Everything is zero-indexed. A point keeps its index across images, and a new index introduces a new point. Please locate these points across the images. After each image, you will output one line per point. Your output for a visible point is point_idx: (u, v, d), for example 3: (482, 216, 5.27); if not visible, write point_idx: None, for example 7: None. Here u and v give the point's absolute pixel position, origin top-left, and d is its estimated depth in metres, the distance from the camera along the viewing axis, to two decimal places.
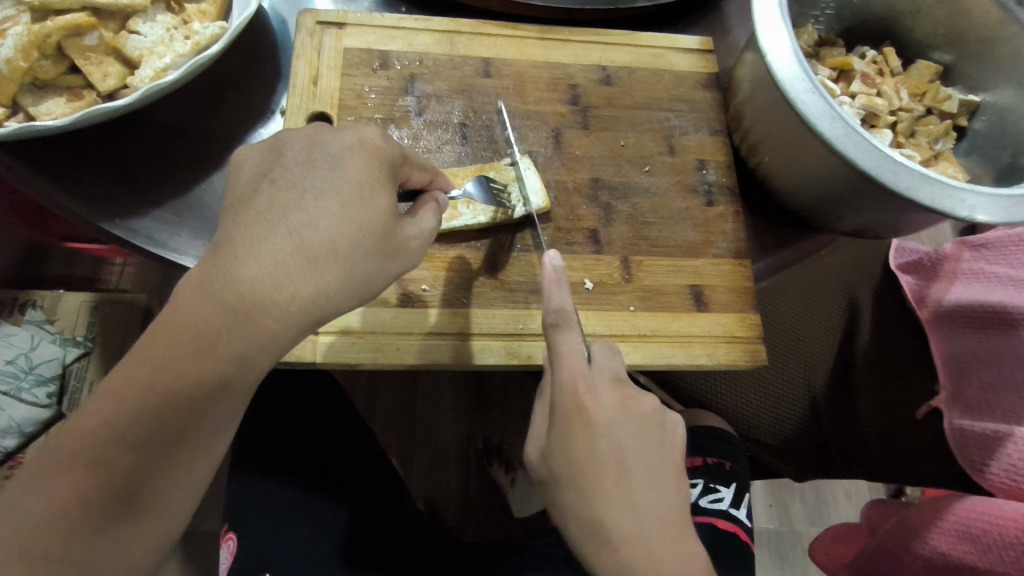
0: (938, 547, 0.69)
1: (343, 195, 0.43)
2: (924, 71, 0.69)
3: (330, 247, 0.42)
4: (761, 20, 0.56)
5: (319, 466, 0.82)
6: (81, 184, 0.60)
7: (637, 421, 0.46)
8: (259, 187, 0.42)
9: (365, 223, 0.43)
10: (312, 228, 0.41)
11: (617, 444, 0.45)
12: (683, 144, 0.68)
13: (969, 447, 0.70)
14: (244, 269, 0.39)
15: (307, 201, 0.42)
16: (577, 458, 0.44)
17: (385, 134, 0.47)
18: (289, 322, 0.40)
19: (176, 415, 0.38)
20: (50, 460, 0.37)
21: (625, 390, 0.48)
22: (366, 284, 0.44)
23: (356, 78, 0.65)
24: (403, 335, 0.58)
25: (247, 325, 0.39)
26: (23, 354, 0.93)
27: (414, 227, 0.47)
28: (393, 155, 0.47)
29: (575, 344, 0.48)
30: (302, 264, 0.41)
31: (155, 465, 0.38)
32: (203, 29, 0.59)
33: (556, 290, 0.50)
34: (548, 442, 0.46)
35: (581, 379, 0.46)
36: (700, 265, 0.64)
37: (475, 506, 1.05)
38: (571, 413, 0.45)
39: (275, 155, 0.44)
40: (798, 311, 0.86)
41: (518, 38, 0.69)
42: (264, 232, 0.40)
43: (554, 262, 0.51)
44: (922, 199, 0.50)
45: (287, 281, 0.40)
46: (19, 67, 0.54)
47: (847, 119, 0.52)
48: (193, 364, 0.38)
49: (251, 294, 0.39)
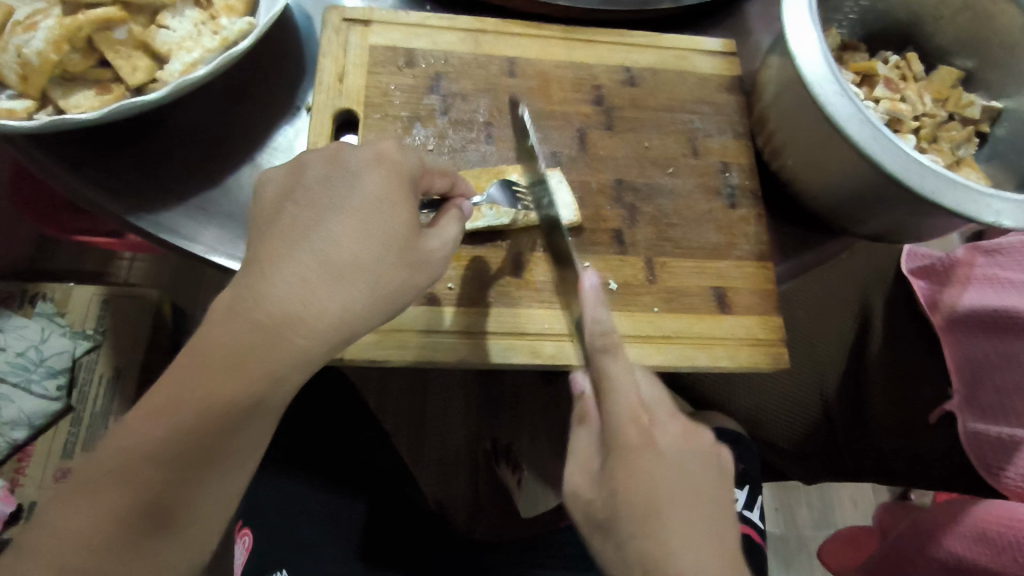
0: (954, 550, 0.70)
1: (363, 209, 0.42)
2: (946, 76, 0.69)
3: (355, 262, 0.41)
4: (791, 22, 0.56)
5: (341, 455, 0.84)
6: (110, 179, 0.61)
7: (696, 458, 0.46)
8: (281, 208, 0.42)
9: (386, 237, 0.42)
10: (336, 244, 0.41)
11: (678, 476, 0.44)
12: (706, 146, 0.69)
13: (984, 451, 0.72)
14: (271, 287, 0.39)
15: (326, 219, 0.41)
16: (632, 484, 0.43)
17: (401, 147, 0.46)
18: (320, 339, 0.40)
19: (214, 431, 0.38)
20: (88, 475, 0.37)
21: (684, 422, 0.48)
22: (394, 297, 0.43)
23: (381, 76, 0.65)
24: (429, 333, 0.58)
25: (279, 340, 0.39)
26: (34, 346, 0.94)
27: (438, 240, 0.46)
28: (411, 169, 0.46)
29: (626, 371, 0.45)
30: (329, 279, 0.40)
31: (191, 480, 0.38)
32: (230, 24, 0.59)
33: (598, 313, 0.47)
34: (603, 470, 0.45)
35: (640, 408, 0.45)
36: (722, 267, 0.64)
37: (484, 506, 1.06)
38: (632, 443, 0.44)
39: (296, 176, 0.44)
40: (812, 315, 0.84)
41: (543, 38, 0.69)
42: (289, 253, 0.40)
43: (592, 281, 0.49)
44: (949, 203, 0.50)
45: (315, 299, 0.40)
46: (49, 59, 0.54)
47: (874, 122, 0.52)
48: (229, 382, 0.38)
49: (280, 313, 0.39)
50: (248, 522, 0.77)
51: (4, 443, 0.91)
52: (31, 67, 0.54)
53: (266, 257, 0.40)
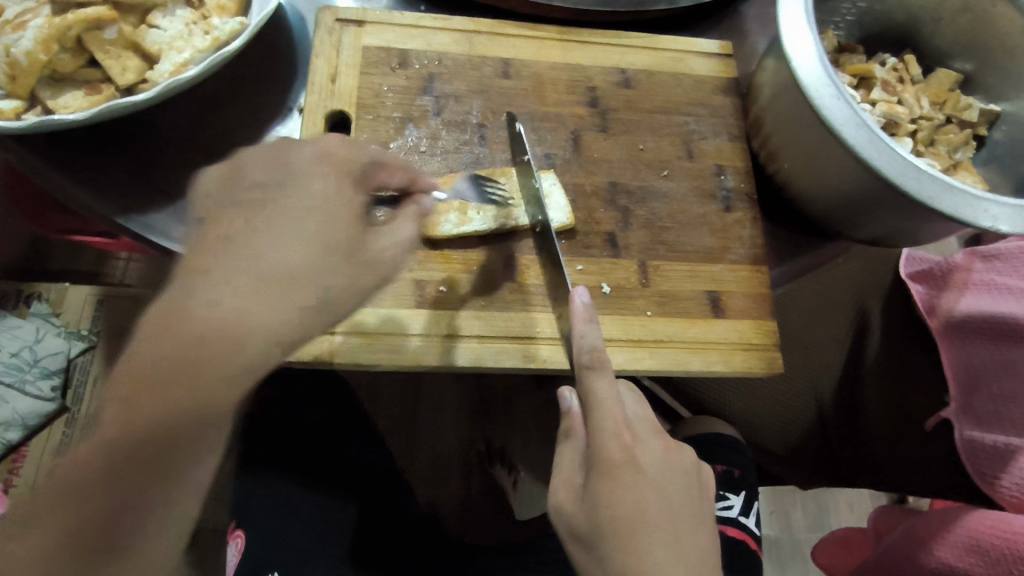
0: (944, 559, 0.69)
1: (306, 208, 0.41)
2: (944, 79, 0.68)
3: (300, 263, 0.39)
4: (786, 24, 0.55)
5: (334, 458, 0.83)
6: (99, 180, 0.60)
7: (677, 474, 0.47)
8: (218, 211, 0.40)
9: (334, 235, 0.40)
10: (278, 245, 0.38)
11: (661, 494, 0.45)
12: (701, 148, 0.68)
13: (980, 459, 0.72)
14: (209, 294, 0.36)
15: (269, 220, 0.40)
16: (616, 503, 0.43)
17: (349, 145, 0.46)
18: (261, 351, 0.37)
19: (164, 443, 0.36)
20: (53, 483, 0.37)
21: (665, 439, 0.48)
22: (346, 299, 0.40)
23: (375, 77, 0.64)
24: (419, 336, 0.58)
25: (229, 349, 0.36)
26: (28, 346, 0.94)
27: (390, 238, 0.44)
28: (361, 165, 0.45)
29: (611, 388, 0.47)
30: (274, 283, 0.37)
31: (149, 487, 0.37)
32: (222, 24, 0.59)
33: (588, 329, 0.50)
34: (588, 490, 0.45)
35: (624, 426, 0.46)
36: (716, 271, 0.64)
37: (478, 509, 1.05)
38: (618, 461, 0.45)
39: (234, 178, 0.42)
40: (807, 320, 0.83)
41: (538, 39, 0.69)
42: (227, 258, 0.37)
43: (583, 299, 0.51)
44: (945, 208, 0.50)
45: (258, 305, 0.36)
46: (38, 59, 0.54)
47: (870, 126, 0.52)
48: (178, 395, 0.35)
49: (221, 322, 0.36)
50: (239, 525, 0.77)
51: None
52: (19, 67, 0.54)
53: (204, 263, 0.37)
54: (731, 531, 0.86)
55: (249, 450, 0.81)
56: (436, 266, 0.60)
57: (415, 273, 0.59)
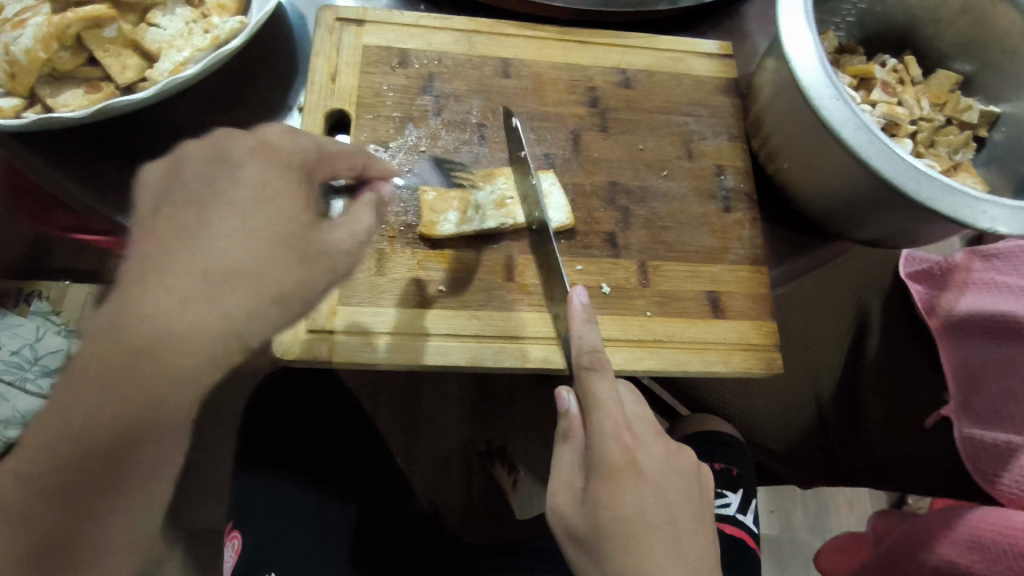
0: (947, 556, 0.69)
1: (246, 203, 0.39)
2: (944, 81, 0.68)
3: (240, 263, 0.37)
4: (785, 25, 0.55)
5: (332, 457, 0.83)
6: (99, 179, 0.60)
7: (678, 477, 0.47)
8: (156, 210, 0.39)
9: (276, 231, 0.39)
10: (216, 245, 0.37)
11: (662, 496, 0.45)
12: (701, 149, 0.68)
13: (979, 456, 0.71)
14: (145, 300, 0.35)
15: (208, 218, 0.38)
16: (618, 507, 0.43)
17: (289, 135, 0.45)
18: (199, 355, 0.36)
19: (114, 448, 0.37)
20: (25, 478, 0.39)
21: (666, 442, 0.49)
22: (295, 297, 0.40)
23: (375, 76, 0.64)
24: (419, 336, 0.58)
25: (171, 355, 0.35)
26: (28, 344, 0.94)
27: (345, 231, 0.44)
28: (304, 156, 0.44)
29: (610, 389, 0.47)
30: (215, 285, 0.36)
31: (114, 482, 0.39)
32: (222, 23, 0.59)
33: (588, 330, 0.51)
34: (590, 494, 0.44)
35: (625, 428, 0.46)
36: (716, 271, 0.64)
37: (477, 509, 1.05)
38: (619, 463, 0.44)
39: (172, 174, 0.41)
40: (807, 319, 0.84)
41: (538, 39, 0.69)
42: (161, 262, 0.36)
43: (581, 299, 0.53)
44: (944, 209, 0.50)
45: (197, 308, 0.36)
46: (38, 57, 0.54)
47: (870, 126, 0.52)
48: (125, 404, 0.36)
49: (157, 329, 0.35)
50: (237, 525, 0.77)
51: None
52: (19, 66, 0.53)
53: (149, 263, 0.36)
54: (728, 529, 0.85)
55: (247, 446, 0.81)
56: (436, 265, 0.60)
57: (414, 272, 0.59)
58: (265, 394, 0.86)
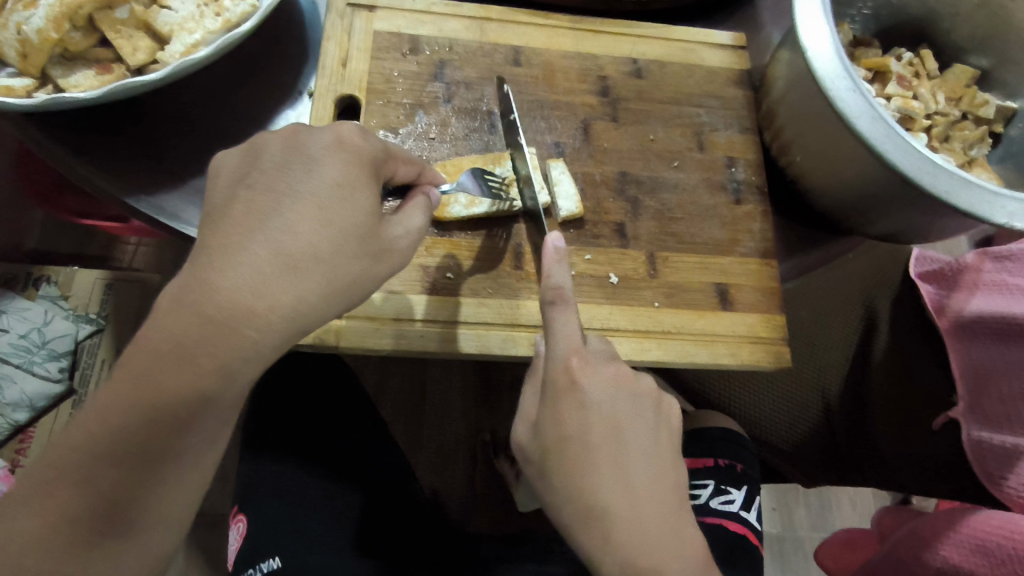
0: (950, 558, 0.68)
1: (321, 197, 0.42)
2: (961, 74, 0.67)
3: (310, 253, 0.40)
4: (803, 15, 0.55)
5: (333, 447, 0.83)
6: (112, 161, 0.60)
7: (632, 399, 0.46)
8: (234, 188, 0.42)
9: (346, 227, 0.42)
10: (290, 234, 0.40)
11: (611, 421, 0.44)
12: (713, 140, 0.67)
13: (985, 458, 0.70)
14: (219, 279, 0.38)
15: (283, 207, 0.41)
16: (563, 430, 0.44)
17: (365, 131, 0.47)
18: (266, 341, 0.39)
19: (157, 432, 0.38)
20: (49, 478, 0.38)
21: (620, 368, 0.47)
22: (350, 288, 0.43)
23: (385, 62, 0.64)
24: (450, 323, 0.58)
25: (226, 335, 0.38)
26: (36, 328, 0.93)
27: (401, 227, 0.47)
28: (373, 154, 0.46)
29: (570, 326, 0.46)
30: (282, 272, 0.40)
31: (143, 478, 0.39)
32: (233, 6, 0.58)
33: (556, 268, 0.48)
34: (540, 418, 0.45)
35: (569, 365, 0.45)
36: (725, 263, 0.63)
37: (482, 498, 1.03)
38: (562, 384, 0.45)
39: (252, 158, 0.43)
40: (815, 316, 0.83)
41: (549, 27, 0.68)
42: (242, 241, 0.39)
43: (557, 244, 0.50)
44: (961, 204, 0.49)
45: (267, 292, 0.39)
46: (49, 38, 0.54)
47: (887, 118, 0.51)
48: (174, 381, 0.38)
49: (229, 307, 0.38)
50: (242, 509, 0.77)
51: (5, 423, 0.91)
52: (30, 45, 0.54)
53: (216, 245, 0.39)
54: (733, 527, 0.83)
55: (255, 430, 0.83)
56: (444, 252, 0.60)
57: (421, 259, 0.59)
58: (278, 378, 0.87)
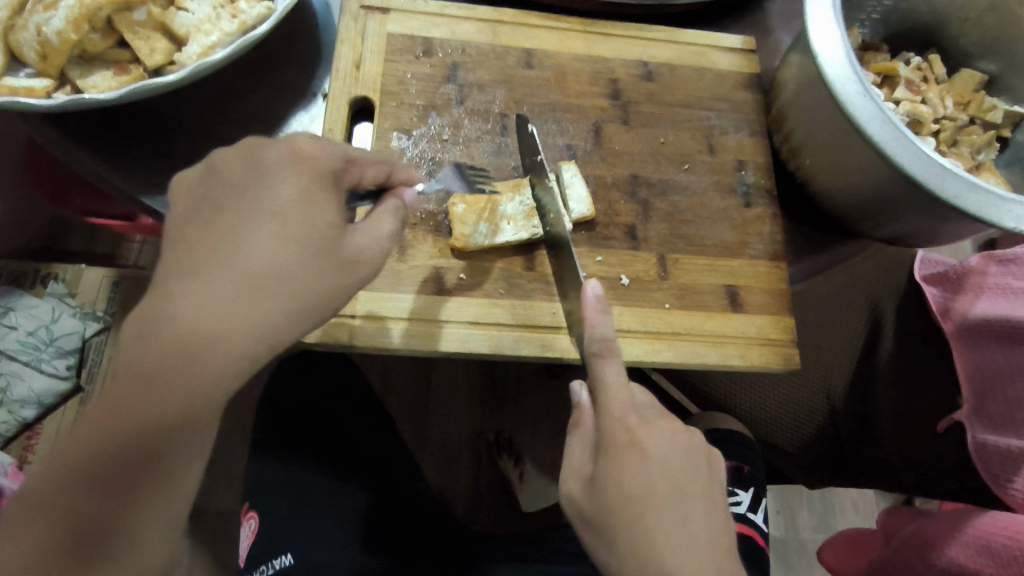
0: (956, 558, 0.69)
1: (277, 214, 0.40)
2: (968, 80, 0.68)
3: (273, 275, 0.40)
4: (814, 19, 0.55)
5: (343, 446, 0.84)
6: (126, 161, 0.61)
7: (685, 453, 0.46)
8: (196, 203, 0.41)
9: (305, 245, 0.41)
10: (249, 257, 0.39)
11: (667, 475, 0.45)
12: (723, 143, 0.68)
13: (991, 460, 0.70)
14: (183, 308, 0.37)
15: (239, 227, 0.40)
16: (625, 486, 0.44)
17: (317, 139, 0.44)
18: (248, 358, 0.39)
19: (166, 441, 0.38)
20: (49, 483, 0.38)
21: (673, 422, 0.48)
22: (323, 303, 0.42)
23: (399, 65, 0.65)
24: (462, 323, 0.59)
25: (240, 334, 0.38)
26: (44, 326, 0.94)
27: (369, 237, 0.45)
28: (329, 164, 0.43)
29: (621, 374, 0.47)
30: (244, 296, 0.39)
31: (136, 487, 0.39)
32: (249, 8, 0.59)
33: (600, 321, 0.49)
34: (596, 474, 0.45)
35: (630, 409, 0.46)
36: (735, 265, 0.64)
37: (484, 497, 1.06)
38: (620, 439, 0.45)
39: (207, 179, 0.42)
40: (821, 318, 0.84)
41: (561, 30, 0.69)
42: (200, 271, 0.38)
43: (594, 292, 0.50)
44: (968, 208, 0.50)
45: (231, 320, 0.38)
46: (69, 39, 0.54)
47: (897, 123, 0.52)
48: (183, 382, 0.37)
49: (199, 336, 0.37)
50: (253, 505, 0.78)
51: (14, 420, 0.92)
52: (50, 47, 0.54)
53: (180, 273, 0.38)
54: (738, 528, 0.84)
55: (264, 429, 0.83)
56: (456, 254, 0.60)
57: (434, 260, 0.60)
58: (290, 376, 0.88)
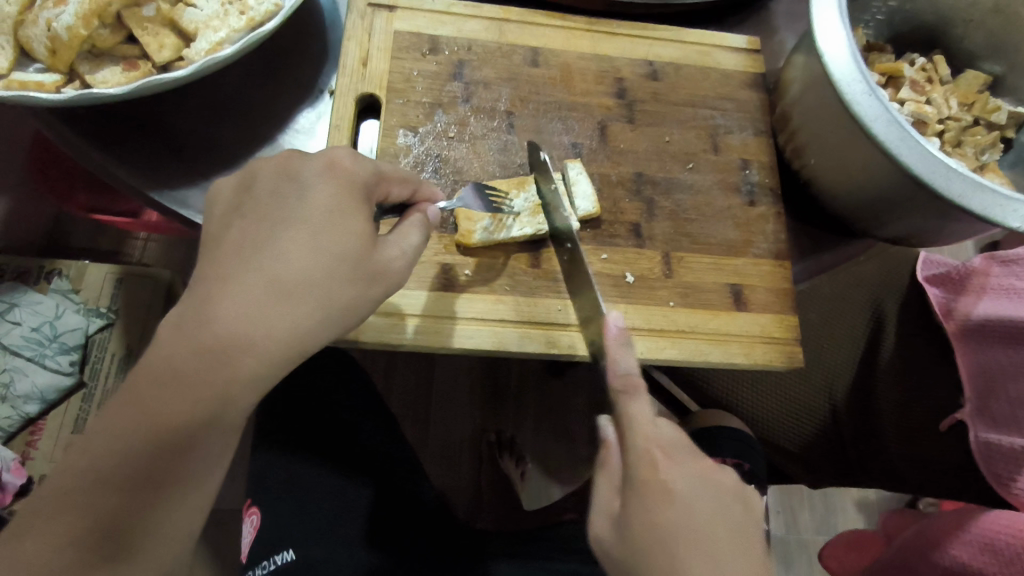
0: (960, 557, 0.69)
1: (312, 223, 0.42)
2: (973, 81, 0.68)
3: (304, 280, 0.41)
4: (820, 20, 0.55)
5: (346, 445, 0.84)
6: (134, 156, 0.61)
7: (717, 492, 0.45)
8: (234, 212, 0.43)
9: (336, 253, 0.42)
10: (283, 262, 0.41)
11: (697, 515, 0.43)
12: (727, 143, 0.68)
13: (994, 459, 0.69)
14: (219, 306, 0.39)
15: (277, 233, 0.42)
16: (650, 524, 0.43)
17: (355, 155, 0.46)
18: (271, 355, 0.40)
19: (178, 441, 0.39)
20: (65, 486, 0.38)
21: (705, 462, 0.46)
22: (348, 313, 0.43)
23: (405, 62, 0.65)
24: (465, 319, 0.59)
25: (260, 329, 0.40)
26: (48, 322, 0.94)
27: (396, 247, 0.46)
28: (365, 178, 0.46)
29: (645, 412, 0.45)
30: (275, 299, 0.40)
31: (156, 493, 0.39)
32: (257, 5, 0.59)
33: (623, 358, 0.46)
34: (622, 514, 0.45)
35: (654, 443, 0.45)
36: (739, 264, 0.64)
37: (484, 500, 1.06)
38: (644, 476, 0.44)
39: (247, 187, 0.44)
40: (823, 319, 0.85)
41: (567, 29, 0.69)
42: (235, 270, 0.40)
43: (617, 325, 0.47)
44: (973, 207, 0.50)
45: (262, 320, 0.40)
46: (78, 34, 0.55)
47: (902, 123, 0.52)
48: (204, 376, 0.38)
49: (231, 333, 0.39)
50: (254, 501, 0.78)
51: (17, 416, 0.92)
52: (60, 41, 0.55)
53: (218, 271, 0.40)
54: None
55: (268, 427, 0.84)
56: (461, 250, 0.60)
57: (439, 256, 0.60)
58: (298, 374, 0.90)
